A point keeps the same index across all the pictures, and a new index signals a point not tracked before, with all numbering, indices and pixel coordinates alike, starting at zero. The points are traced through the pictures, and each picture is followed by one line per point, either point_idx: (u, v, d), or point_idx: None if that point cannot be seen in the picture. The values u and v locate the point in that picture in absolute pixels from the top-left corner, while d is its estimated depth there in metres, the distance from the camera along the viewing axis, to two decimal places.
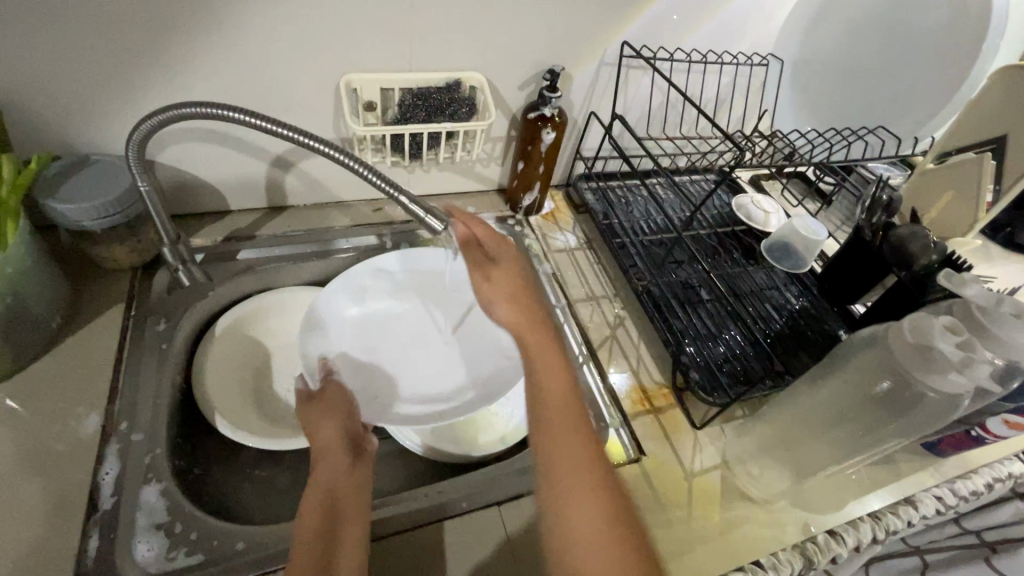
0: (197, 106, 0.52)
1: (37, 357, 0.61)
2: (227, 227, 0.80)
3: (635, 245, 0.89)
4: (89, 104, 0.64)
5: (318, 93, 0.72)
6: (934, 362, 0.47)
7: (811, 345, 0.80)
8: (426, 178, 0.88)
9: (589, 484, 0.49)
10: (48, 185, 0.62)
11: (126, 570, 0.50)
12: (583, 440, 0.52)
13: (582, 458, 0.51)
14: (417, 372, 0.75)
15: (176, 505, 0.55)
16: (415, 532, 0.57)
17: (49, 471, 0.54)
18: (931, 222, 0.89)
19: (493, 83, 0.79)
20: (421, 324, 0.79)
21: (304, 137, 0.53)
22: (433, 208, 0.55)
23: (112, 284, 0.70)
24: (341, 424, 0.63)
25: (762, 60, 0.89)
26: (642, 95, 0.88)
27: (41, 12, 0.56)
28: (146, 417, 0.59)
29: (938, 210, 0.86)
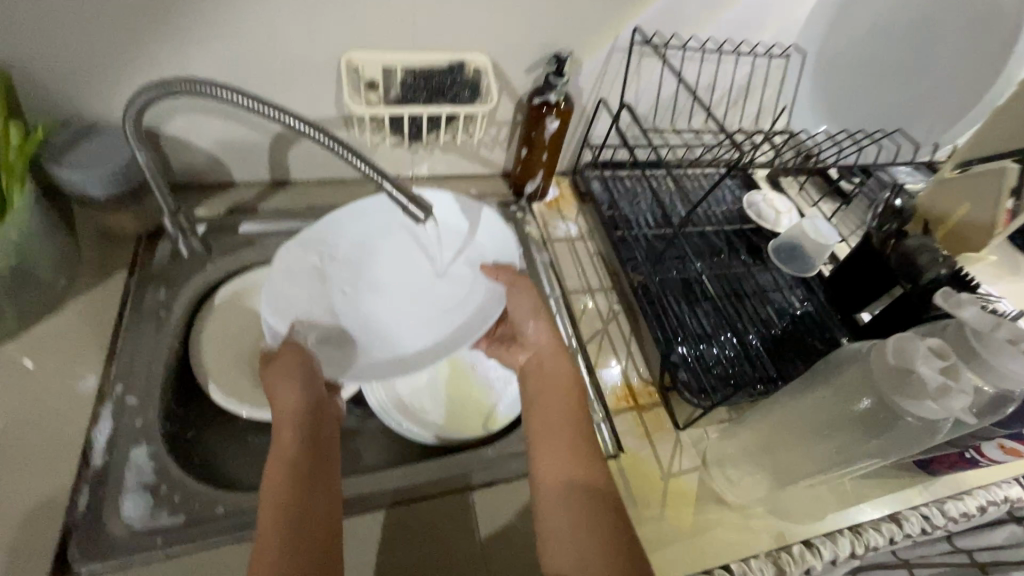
0: (190, 83, 0.52)
1: (42, 317, 0.64)
2: (231, 199, 0.81)
3: (638, 238, 0.87)
4: (96, 74, 0.65)
5: (319, 71, 0.72)
6: (912, 386, 0.47)
7: (809, 352, 0.78)
8: (429, 159, 0.87)
9: (565, 432, 0.59)
10: (55, 152, 0.64)
11: (113, 525, 0.53)
12: (567, 395, 0.62)
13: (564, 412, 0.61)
14: (394, 326, 0.73)
15: (163, 468, 0.58)
16: (388, 511, 0.59)
17: (47, 427, 0.57)
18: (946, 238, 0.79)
19: (498, 65, 0.77)
20: (401, 275, 0.76)
21: (293, 119, 0.53)
22: (416, 196, 0.54)
23: (117, 250, 0.72)
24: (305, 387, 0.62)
25: (782, 52, 0.86)
26: (652, 85, 0.85)
27: None
28: (140, 382, 0.62)
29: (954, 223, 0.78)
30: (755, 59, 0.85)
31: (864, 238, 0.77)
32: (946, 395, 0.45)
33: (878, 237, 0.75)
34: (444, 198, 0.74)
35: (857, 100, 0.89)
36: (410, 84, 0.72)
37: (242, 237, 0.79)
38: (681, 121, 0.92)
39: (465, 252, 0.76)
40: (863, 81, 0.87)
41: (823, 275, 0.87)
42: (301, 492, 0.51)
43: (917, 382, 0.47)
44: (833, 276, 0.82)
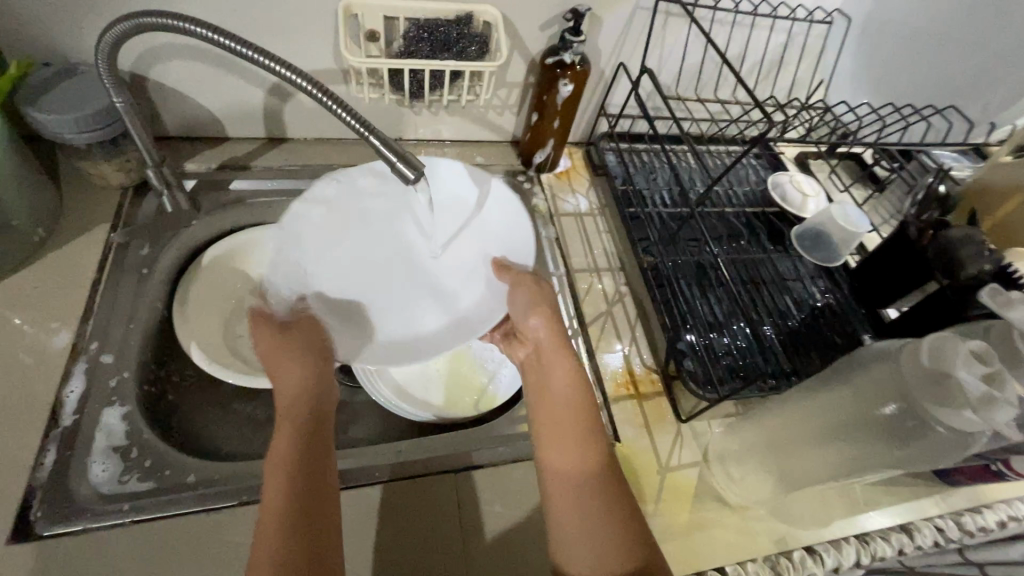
0: (164, 17, 0.48)
1: (19, 268, 0.62)
2: (224, 154, 0.77)
3: (652, 216, 0.82)
4: (74, 10, 0.61)
5: (314, 17, 0.67)
6: (949, 392, 0.42)
7: (828, 348, 0.73)
8: (434, 120, 0.82)
9: (574, 435, 0.54)
10: (31, 93, 0.60)
11: (79, 487, 0.51)
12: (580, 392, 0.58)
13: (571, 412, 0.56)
14: (396, 303, 0.69)
15: (136, 431, 0.55)
16: (364, 489, 0.56)
17: (17, 382, 0.55)
18: (993, 228, 0.71)
19: (510, 19, 0.71)
20: (405, 249, 0.71)
21: (273, 62, 0.48)
22: (406, 153, 0.50)
23: (100, 201, 0.69)
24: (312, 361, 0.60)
25: (825, 17, 0.78)
26: (677, 49, 0.78)
27: None
28: (116, 341, 0.60)
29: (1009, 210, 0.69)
30: (793, 24, 0.77)
31: (901, 226, 0.69)
32: (989, 405, 0.41)
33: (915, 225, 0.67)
34: (448, 163, 0.68)
35: (903, 74, 0.81)
36: (412, 36, 0.66)
37: (232, 195, 0.75)
38: (708, 91, 0.85)
39: (471, 223, 0.70)
40: (913, 53, 0.79)
41: (849, 266, 0.81)
42: (309, 465, 0.49)
43: (954, 389, 0.42)
44: (864, 266, 0.76)
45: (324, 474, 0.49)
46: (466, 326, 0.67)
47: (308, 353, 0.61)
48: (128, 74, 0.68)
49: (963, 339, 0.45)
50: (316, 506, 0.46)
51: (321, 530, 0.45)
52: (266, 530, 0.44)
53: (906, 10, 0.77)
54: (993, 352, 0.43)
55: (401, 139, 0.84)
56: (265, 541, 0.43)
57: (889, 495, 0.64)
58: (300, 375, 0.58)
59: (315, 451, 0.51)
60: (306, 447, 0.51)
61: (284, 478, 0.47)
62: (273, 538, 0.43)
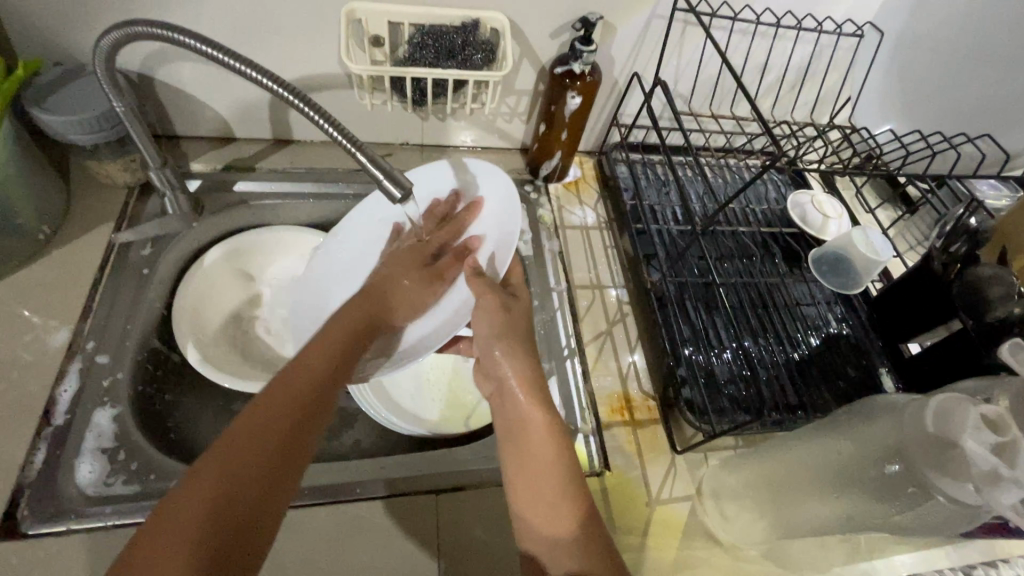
0: (157, 28, 0.48)
1: (24, 265, 0.63)
2: (230, 155, 0.77)
3: (661, 233, 0.79)
4: (82, 13, 0.61)
5: (318, 21, 0.65)
6: (953, 462, 0.39)
7: (840, 382, 0.69)
8: (441, 127, 0.80)
9: (533, 475, 0.49)
10: (38, 94, 0.61)
11: (65, 487, 0.52)
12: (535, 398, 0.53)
13: (534, 455, 0.49)
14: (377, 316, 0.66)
15: (124, 433, 0.56)
16: (340, 505, 0.55)
17: (14, 379, 0.56)
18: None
19: (518, 27, 0.69)
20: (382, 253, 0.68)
21: (260, 75, 0.47)
22: (393, 170, 0.50)
23: (106, 200, 0.70)
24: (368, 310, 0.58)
25: (856, 30, 0.73)
26: (694, 61, 0.75)
27: None
28: (112, 341, 0.60)
29: None
30: (820, 36, 0.72)
31: (924, 259, 0.66)
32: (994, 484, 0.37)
33: (940, 259, 0.64)
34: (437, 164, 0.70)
35: (936, 98, 0.76)
36: (416, 43, 0.65)
37: (236, 196, 0.75)
38: (724, 106, 0.82)
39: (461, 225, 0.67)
40: (949, 73, 0.74)
41: (869, 294, 0.77)
42: (310, 403, 0.45)
43: (960, 457, 0.39)
44: (885, 298, 0.72)
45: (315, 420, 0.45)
46: (431, 339, 0.61)
47: (375, 293, 0.60)
48: (134, 74, 0.68)
49: (974, 402, 0.41)
50: (294, 445, 0.42)
51: (282, 472, 0.40)
52: (228, 448, 0.39)
53: (944, 25, 0.72)
54: (1008, 419, 0.40)
55: (407, 143, 0.83)
56: (217, 460, 0.38)
57: (899, 544, 0.60)
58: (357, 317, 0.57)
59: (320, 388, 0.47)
60: (308, 382, 0.47)
61: (272, 406, 0.43)
62: (230, 466, 0.38)
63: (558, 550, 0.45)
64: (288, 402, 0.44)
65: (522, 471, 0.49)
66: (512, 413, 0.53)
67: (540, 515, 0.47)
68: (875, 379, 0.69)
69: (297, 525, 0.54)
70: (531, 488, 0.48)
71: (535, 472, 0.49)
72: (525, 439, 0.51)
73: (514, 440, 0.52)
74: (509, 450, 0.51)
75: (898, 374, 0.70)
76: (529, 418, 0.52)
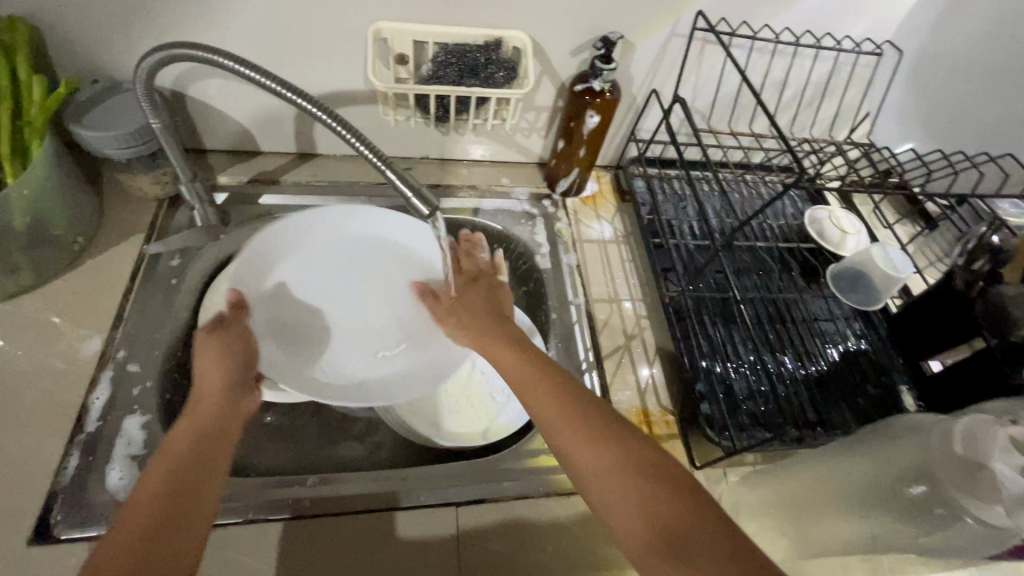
0: (196, 50, 0.50)
1: (59, 274, 0.65)
2: (255, 168, 0.79)
3: (678, 248, 0.79)
4: (120, 35, 0.64)
5: (346, 40, 0.67)
6: (982, 484, 0.39)
7: (859, 399, 0.69)
8: (461, 141, 0.82)
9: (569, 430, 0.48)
10: (78, 111, 0.63)
11: (97, 492, 0.53)
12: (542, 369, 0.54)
13: (579, 409, 0.49)
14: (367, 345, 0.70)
15: (153, 441, 0.57)
16: (363, 516, 0.56)
17: (48, 386, 0.58)
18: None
19: (541, 46, 0.70)
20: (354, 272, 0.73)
21: (296, 96, 0.50)
22: (422, 189, 0.52)
23: (138, 211, 0.72)
24: (228, 380, 0.55)
25: (875, 48, 0.73)
26: (713, 78, 0.76)
27: None
28: (142, 350, 0.62)
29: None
30: (839, 55, 0.73)
31: (946, 276, 0.66)
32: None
33: (962, 277, 0.64)
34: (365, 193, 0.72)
35: (956, 116, 0.76)
36: (441, 62, 0.66)
37: (261, 209, 0.77)
38: (742, 123, 0.82)
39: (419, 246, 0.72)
40: (969, 91, 0.74)
41: (889, 311, 0.76)
42: (187, 474, 0.45)
43: (987, 480, 0.39)
44: (906, 314, 0.71)
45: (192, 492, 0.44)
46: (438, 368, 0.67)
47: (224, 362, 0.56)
48: (167, 90, 0.70)
49: (1002, 424, 0.41)
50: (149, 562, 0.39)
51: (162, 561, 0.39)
52: (106, 554, 0.39)
53: (961, 46, 0.73)
54: None
55: (428, 157, 0.84)
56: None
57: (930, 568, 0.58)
58: (217, 378, 0.54)
59: (193, 467, 0.45)
60: (185, 457, 0.46)
61: (144, 499, 0.42)
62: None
63: (645, 499, 0.43)
64: (165, 484, 0.44)
65: (569, 427, 0.48)
66: (530, 378, 0.53)
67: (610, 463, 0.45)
68: (895, 397, 0.69)
69: (321, 534, 0.54)
70: (591, 439, 0.47)
71: (587, 417, 0.48)
72: (555, 400, 0.50)
73: (544, 401, 0.51)
74: (545, 413, 0.50)
75: (919, 393, 0.69)
76: (552, 382, 0.52)
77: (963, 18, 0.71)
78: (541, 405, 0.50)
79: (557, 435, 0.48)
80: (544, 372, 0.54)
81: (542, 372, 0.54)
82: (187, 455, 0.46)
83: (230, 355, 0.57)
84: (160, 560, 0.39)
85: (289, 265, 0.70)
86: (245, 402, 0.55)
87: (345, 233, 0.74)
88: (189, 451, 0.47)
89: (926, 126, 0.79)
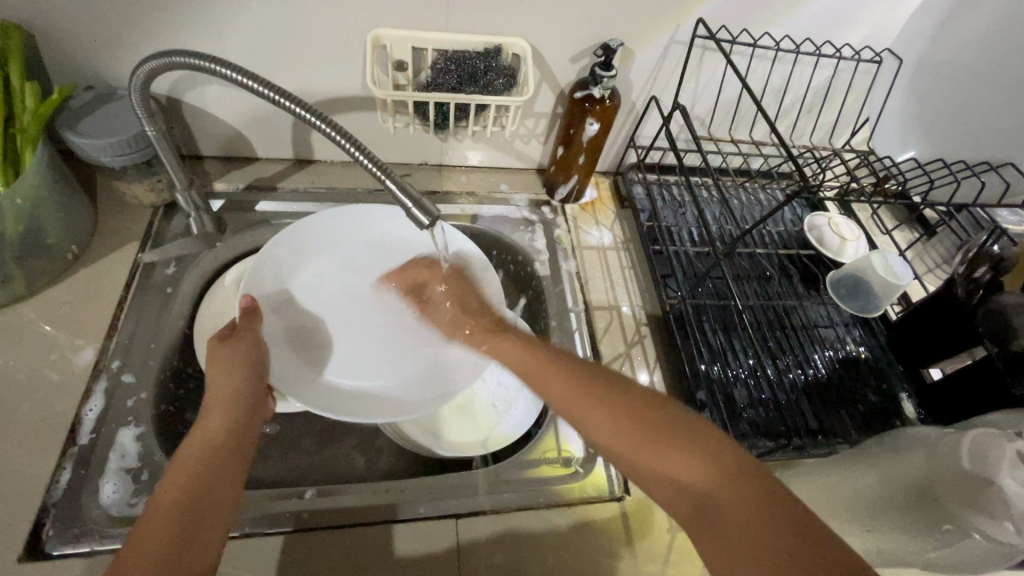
0: (193, 58, 0.49)
1: (51, 283, 0.64)
2: (252, 174, 0.78)
3: (678, 254, 0.79)
4: (115, 42, 0.63)
5: (344, 47, 0.67)
6: (990, 500, 0.39)
7: (861, 407, 0.69)
8: (459, 147, 0.81)
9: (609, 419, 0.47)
10: (71, 118, 0.62)
11: (89, 507, 0.52)
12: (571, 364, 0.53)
13: (626, 409, 0.47)
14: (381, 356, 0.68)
15: (148, 453, 0.56)
16: (361, 529, 0.55)
17: (40, 398, 0.57)
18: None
19: (540, 53, 0.70)
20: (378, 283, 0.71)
21: (295, 106, 0.49)
22: (420, 198, 0.51)
23: (133, 219, 0.71)
24: (244, 378, 0.54)
25: (874, 56, 0.74)
26: (713, 85, 0.76)
27: None
28: (137, 360, 0.61)
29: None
30: (839, 62, 0.73)
31: (947, 285, 0.66)
32: None
33: (963, 286, 0.64)
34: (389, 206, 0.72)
35: (957, 126, 0.76)
36: (440, 69, 0.66)
37: (258, 216, 0.76)
38: (742, 129, 0.82)
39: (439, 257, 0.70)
40: (969, 100, 0.74)
41: (889, 317, 0.76)
42: (213, 468, 0.46)
43: (994, 495, 0.38)
44: (906, 322, 0.72)
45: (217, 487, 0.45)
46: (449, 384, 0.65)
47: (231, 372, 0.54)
48: (164, 97, 0.69)
49: (1008, 437, 0.41)
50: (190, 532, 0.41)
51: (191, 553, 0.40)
52: (137, 541, 0.39)
53: (962, 54, 0.72)
54: None
55: (426, 163, 0.84)
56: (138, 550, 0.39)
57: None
58: (234, 375, 0.54)
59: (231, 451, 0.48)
60: (208, 453, 0.47)
61: (171, 490, 0.43)
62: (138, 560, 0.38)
63: (692, 485, 0.42)
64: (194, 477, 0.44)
65: (615, 430, 0.46)
66: (564, 379, 0.51)
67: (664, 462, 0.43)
68: (896, 405, 0.69)
69: (320, 548, 0.54)
70: (642, 439, 0.45)
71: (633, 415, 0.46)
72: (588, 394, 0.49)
73: (586, 405, 0.49)
74: (586, 418, 0.48)
75: (919, 400, 0.69)
76: (588, 383, 0.50)
77: (963, 25, 0.71)
78: (582, 409, 0.49)
79: (606, 440, 0.47)
80: (576, 372, 0.51)
81: (575, 372, 0.52)
82: (214, 450, 0.47)
83: (242, 358, 0.56)
84: (190, 552, 0.40)
85: (308, 276, 0.69)
86: (259, 404, 0.55)
87: (364, 243, 0.72)
88: (227, 438, 0.49)
89: (928, 136, 0.78)
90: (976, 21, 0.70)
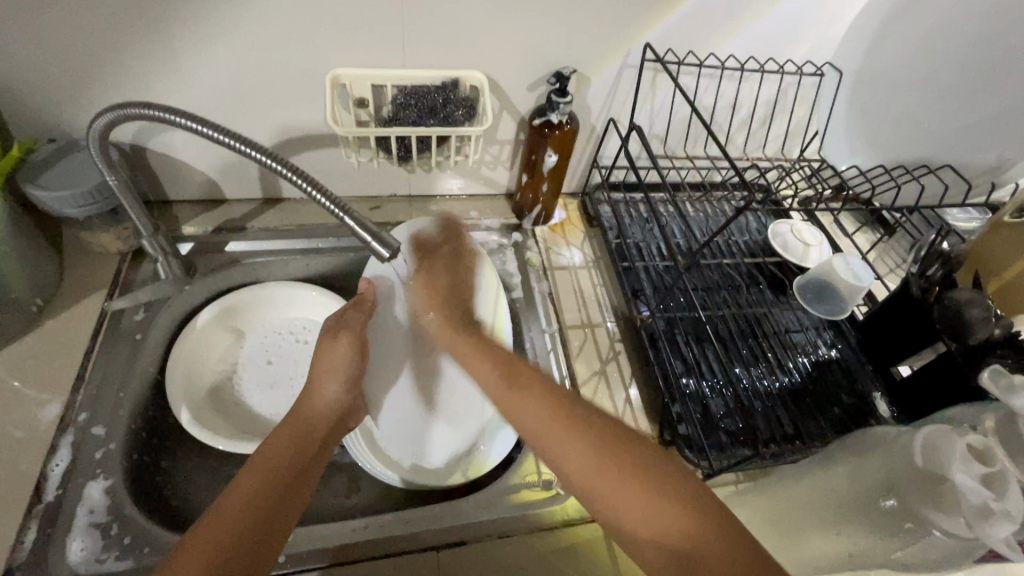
0: (150, 109, 0.50)
1: (14, 338, 0.64)
2: (221, 216, 0.79)
3: (647, 270, 0.80)
4: (74, 96, 0.64)
5: (305, 88, 0.68)
6: (944, 496, 0.40)
7: (834, 410, 0.69)
8: (426, 178, 0.83)
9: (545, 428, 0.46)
10: (31, 172, 0.63)
11: (57, 568, 0.51)
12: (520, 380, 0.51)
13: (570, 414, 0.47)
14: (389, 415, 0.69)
15: (118, 507, 0.55)
16: (339, 568, 0.54)
17: (4, 458, 0.56)
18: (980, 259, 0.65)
19: (498, 83, 0.72)
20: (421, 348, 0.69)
21: (258, 153, 0.52)
22: (380, 231, 0.54)
23: (101, 268, 0.71)
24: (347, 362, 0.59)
25: (816, 70, 0.79)
26: (666, 105, 0.78)
27: (23, 11, 0.56)
28: (105, 411, 0.60)
29: (996, 250, 0.63)
30: (783, 77, 0.77)
31: (904, 284, 0.67)
32: (985, 519, 0.38)
33: (918, 283, 0.66)
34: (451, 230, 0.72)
35: (900, 128, 0.79)
36: (400, 103, 0.67)
37: (227, 256, 0.76)
38: (698, 147, 0.85)
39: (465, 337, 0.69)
40: (908, 104, 0.77)
41: (856, 318, 0.78)
42: (312, 449, 0.50)
43: (954, 493, 0.40)
44: (872, 322, 0.73)
45: (316, 465, 0.50)
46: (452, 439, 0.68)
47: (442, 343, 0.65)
48: (126, 146, 0.70)
49: (961, 432, 0.42)
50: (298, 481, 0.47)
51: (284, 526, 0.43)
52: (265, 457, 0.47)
53: (898, 65, 0.76)
54: (993, 449, 0.40)
55: (396, 195, 0.85)
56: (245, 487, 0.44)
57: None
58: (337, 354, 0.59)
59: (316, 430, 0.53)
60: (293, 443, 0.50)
61: (277, 450, 0.48)
62: (236, 512, 0.42)
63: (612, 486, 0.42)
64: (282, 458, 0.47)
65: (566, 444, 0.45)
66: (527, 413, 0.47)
67: (656, 515, 0.40)
68: (870, 404, 0.70)
69: None
70: (599, 467, 0.43)
71: (637, 479, 0.42)
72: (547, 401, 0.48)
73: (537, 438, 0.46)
74: (562, 461, 0.45)
75: (891, 399, 0.70)
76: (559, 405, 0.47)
77: (896, 38, 0.74)
78: (549, 442, 0.46)
79: (583, 484, 0.44)
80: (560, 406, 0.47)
81: (529, 398, 0.49)
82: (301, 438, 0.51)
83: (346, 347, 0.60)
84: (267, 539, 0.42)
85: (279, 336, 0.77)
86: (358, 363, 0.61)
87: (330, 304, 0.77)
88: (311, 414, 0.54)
89: (875, 142, 0.82)
90: (908, 34, 0.74)
